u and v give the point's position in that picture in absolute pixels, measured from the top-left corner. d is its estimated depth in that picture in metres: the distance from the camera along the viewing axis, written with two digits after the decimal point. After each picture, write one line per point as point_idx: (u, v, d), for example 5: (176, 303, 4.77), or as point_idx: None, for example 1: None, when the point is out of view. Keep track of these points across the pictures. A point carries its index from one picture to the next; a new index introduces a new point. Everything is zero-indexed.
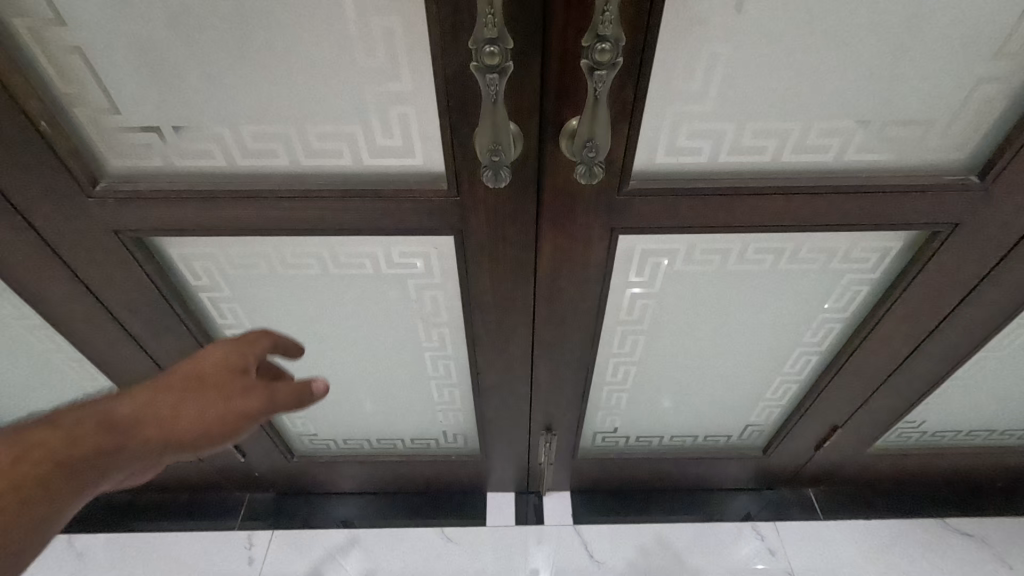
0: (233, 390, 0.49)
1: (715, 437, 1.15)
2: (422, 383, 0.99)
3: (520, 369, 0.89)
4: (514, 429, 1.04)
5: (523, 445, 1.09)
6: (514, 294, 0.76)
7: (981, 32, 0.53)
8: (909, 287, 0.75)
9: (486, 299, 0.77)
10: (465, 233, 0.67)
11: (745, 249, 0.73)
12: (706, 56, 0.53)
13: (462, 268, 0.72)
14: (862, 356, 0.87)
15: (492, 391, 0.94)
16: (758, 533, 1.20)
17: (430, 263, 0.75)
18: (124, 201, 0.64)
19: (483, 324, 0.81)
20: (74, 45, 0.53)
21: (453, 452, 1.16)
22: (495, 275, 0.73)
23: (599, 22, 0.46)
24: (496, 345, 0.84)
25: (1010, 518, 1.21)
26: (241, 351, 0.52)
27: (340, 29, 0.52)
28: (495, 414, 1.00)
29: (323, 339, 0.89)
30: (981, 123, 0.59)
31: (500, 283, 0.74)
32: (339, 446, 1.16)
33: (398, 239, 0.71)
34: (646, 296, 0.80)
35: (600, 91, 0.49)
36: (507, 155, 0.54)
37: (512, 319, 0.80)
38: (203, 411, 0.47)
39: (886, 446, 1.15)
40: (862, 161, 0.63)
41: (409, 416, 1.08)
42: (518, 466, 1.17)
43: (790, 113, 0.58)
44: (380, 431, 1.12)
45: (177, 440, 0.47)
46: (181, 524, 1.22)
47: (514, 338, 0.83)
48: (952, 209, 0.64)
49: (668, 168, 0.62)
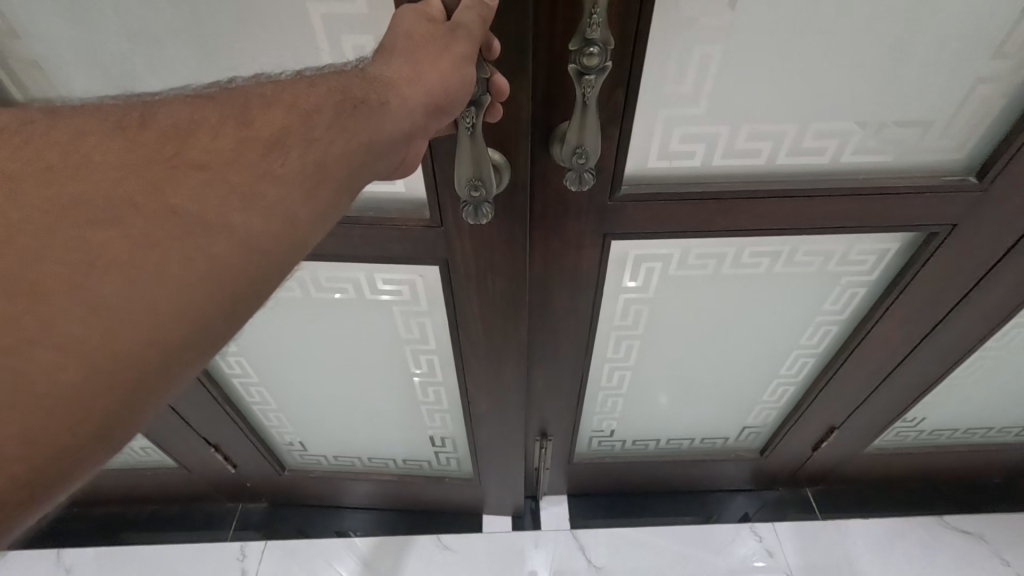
0: (436, 45, 0.37)
1: (712, 439, 1.14)
2: (412, 410, 0.98)
3: (514, 390, 0.87)
4: (507, 452, 1.02)
5: (519, 465, 1.07)
6: (505, 320, 0.74)
7: (981, 30, 0.51)
8: (908, 287, 0.74)
9: (474, 326, 0.75)
10: (451, 262, 0.66)
11: (739, 253, 0.72)
12: (699, 58, 0.52)
13: (449, 295, 0.71)
14: (859, 357, 0.86)
15: (480, 417, 0.93)
16: (756, 534, 1.20)
17: (416, 291, 0.73)
18: None
19: (474, 352, 0.79)
20: (32, 59, 0.50)
21: (446, 473, 1.15)
22: (484, 301, 0.71)
23: (587, 25, 0.44)
24: (488, 370, 0.82)
25: (1007, 513, 1.21)
26: (414, 4, 0.40)
27: (314, 58, 0.51)
28: (487, 439, 0.98)
29: (312, 357, 0.87)
30: (980, 122, 0.58)
31: (490, 309, 0.72)
32: (330, 462, 1.15)
33: (381, 266, 0.70)
34: (640, 301, 0.79)
35: (588, 96, 0.47)
36: (490, 189, 0.52)
37: (502, 344, 0.78)
38: (413, 67, 0.36)
39: (883, 445, 1.15)
40: (861, 162, 0.61)
41: (401, 438, 1.06)
42: (514, 488, 1.15)
43: (784, 115, 0.57)
44: (372, 450, 1.11)
45: (414, 120, 0.36)
46: (171, 536, 1.20)
47: (507, 364, 0.81)
48: (950, 209, 0.63)
49: (661, 172, 0.61)
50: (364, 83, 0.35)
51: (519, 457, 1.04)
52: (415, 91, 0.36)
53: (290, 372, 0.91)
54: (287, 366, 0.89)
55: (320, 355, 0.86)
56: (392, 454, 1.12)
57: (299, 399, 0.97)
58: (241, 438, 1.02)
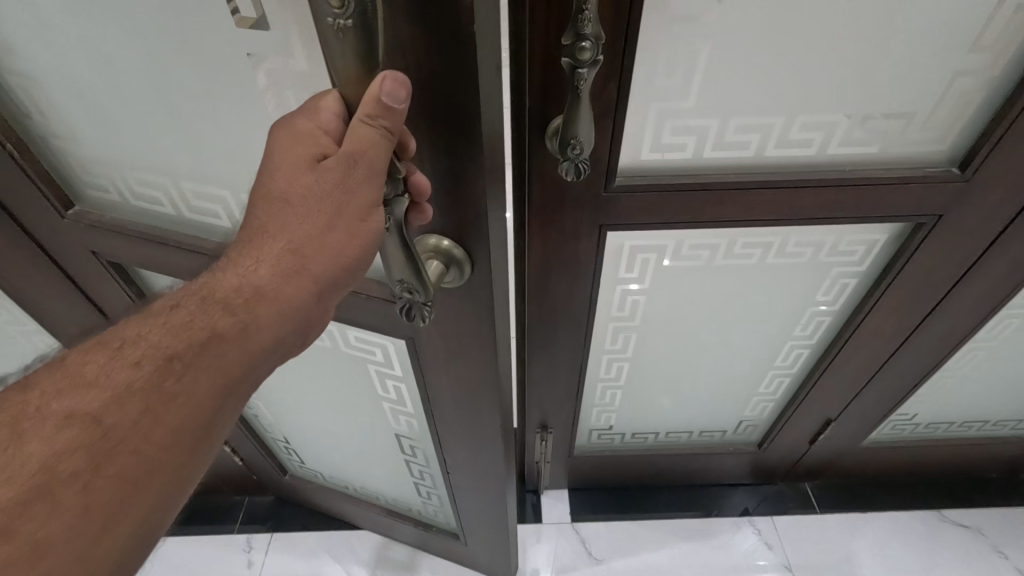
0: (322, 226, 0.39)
1: (710, 432, 1.15)
2: (397, 457, 0.98)
3: (499, 473, 0.81)
4: (496, 526, 0.95)
5: (507, 548, 1.01)
6: (481, 397, 0.69)
7: (956, 27, 0.54)
8: (896, 278, 0.76)
9: (446, 399, 0.72)
10: (416, 339, 0.64)
11: (732, 244, 0.74)
12: (687, 54, 0.55)
13: (420, 370, 0.69)
14: (850, 349, 0.88)
15: (461, 487, 0.90)
16: (755, 528, 1.21)
17: (389, 355, 0.74)
18: (92, 229, 0.63)
19: (453, 420, 0.75)
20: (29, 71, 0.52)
21: (433, 523, 1.10)
22: (456, 381, 0.68)
23: (578, 21, 0.47)
24: (467, 450, 0.80)
25: (1006, 506, 1.22)
26: (312, 118, 0.38)
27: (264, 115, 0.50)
28: (470, 503, 0.92)
29: (304, 383, 0.88)
30: (961, 114, 0.60)
31: (458, 387, 0.68)
32: (325, 478, 1.15)
33: (354, 327, 0.71)
34: (638, 293, 0.81)
35: (581, 89, 0.50)
36: (423, 292, 0.47)
37: (481, 423, 0.73)
38: (286, 270, 0.39)
39: (879, 438, 1.16)
40: (848, 153, 0.63)
41: (392, 479, 1.05)
42: (504, 561, 1.06)
43: (770, 110, 0.59)
44: (362, 482, 1.11)
45: (290, 327, 0.40)
46: (177, 528, 1.22)
47: (488, 446, 0.76)
48: (936, 200, 0.65)
49: (654, 165, 0.63)
50: (224, 307, 0.38)
51: (507, 533, 0.95)
52: (285, 301, 0.39)
53: (286, 393, 0.92)
54: (284, 385, 0.91)
55: (313, 382, 0.88)
56: (382, 491, 1.10)
57: (294, 418, 0.98)
58: (244, 441, 1.04)
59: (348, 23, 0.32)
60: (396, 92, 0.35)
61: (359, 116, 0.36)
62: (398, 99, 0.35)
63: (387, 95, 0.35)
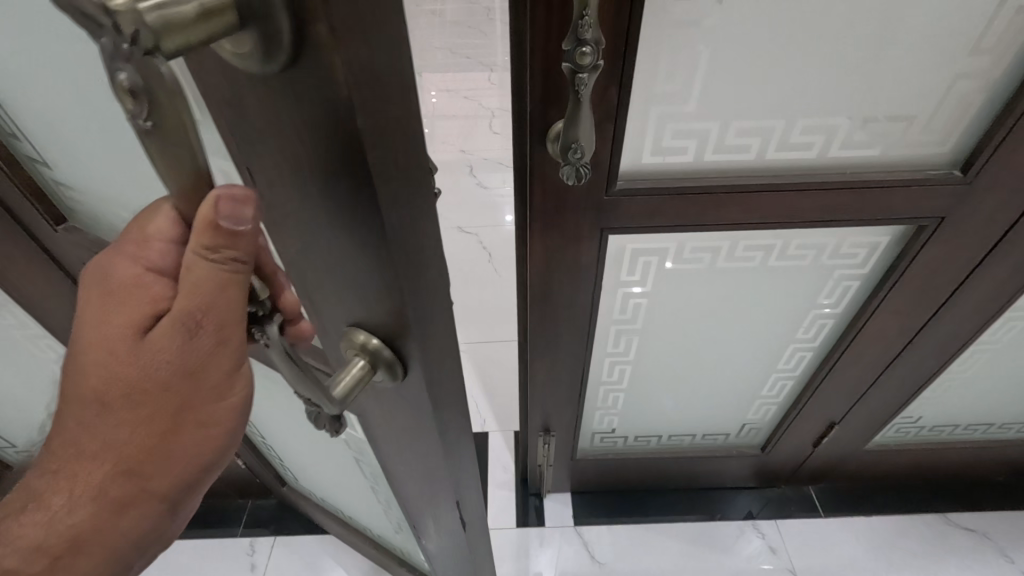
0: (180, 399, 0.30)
1: (714, 434, 1.15)
2: (373, 504, 0.89)
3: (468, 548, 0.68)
4: None
5: None
6: (432, 488, 0.54)
7: (956, 30, 0.54)
8: (899, 279, 0.75)
9: (398, 478, 0.59)
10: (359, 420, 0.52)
11: (734, 247, 0.74)
12: (688, 57, 0.55)
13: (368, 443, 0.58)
14: (854, 352, 0.88)
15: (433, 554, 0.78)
16: (759, 531, 1.21)
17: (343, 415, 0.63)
18: (82, 248, 0.58)
19: (408, 498, 0.62)
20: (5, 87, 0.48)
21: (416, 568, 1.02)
22: (403, 467, 0.54)
23: (578, 26, 0.47)
24: (428, 526, 0.66)
25: (1011, 509, 1.22)
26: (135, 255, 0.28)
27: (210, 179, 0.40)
28: (440, 565, 0.81)
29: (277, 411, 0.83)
30: (962, 117, 0.60)
31: (408, 472, 0.55)
32: (319, 502, 1.12)
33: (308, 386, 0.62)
34: (640, 296, 0.81)
35: (582, 93, 0.50)
36: (322, 407, 0.35)
37: (435, 509, 0.59)
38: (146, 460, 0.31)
39: (883, 441, 1.16)
40: (849, 156, 0.63)
41: (374, 520, 0.98)
42: None
43: (770, 113, 0.60)
44: (350, 511, 1.06)
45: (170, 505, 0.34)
46: (181, 532, 1.22)
47: (446, 528, 0.63)
48: (938, 202, 0.65)
49: (655, 168, 0.63)
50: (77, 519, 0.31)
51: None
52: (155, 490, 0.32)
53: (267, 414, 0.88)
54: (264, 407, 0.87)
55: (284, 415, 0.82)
56: (368, 526, 1.05)
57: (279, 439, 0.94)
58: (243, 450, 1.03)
59: (150, 125, 0.20)
60: (239, 213, 0.25)
61: (193, 249, 0.25)
62: (240, 219, 0.25)
63: (225, 222, 0.25)
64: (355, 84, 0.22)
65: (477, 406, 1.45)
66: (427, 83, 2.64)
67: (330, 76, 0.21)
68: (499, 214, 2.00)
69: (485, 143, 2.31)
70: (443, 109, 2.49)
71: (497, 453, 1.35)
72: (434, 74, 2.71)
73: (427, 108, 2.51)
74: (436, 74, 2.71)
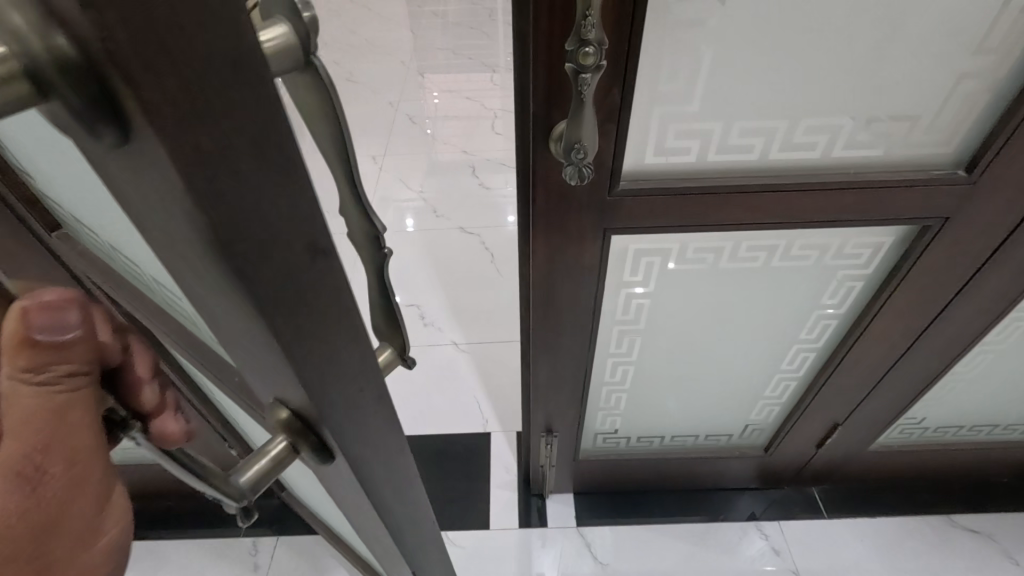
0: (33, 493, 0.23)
1: (716, 435, 1.15)
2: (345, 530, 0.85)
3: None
4: None
5: None
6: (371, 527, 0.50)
7: (960, 30, 0.54)
8: (903, 280, 0.75)
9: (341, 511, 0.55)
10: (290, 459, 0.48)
11: (737, 247, 0.74)
12: (691, 58, 0.55)
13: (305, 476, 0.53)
14: (857, 353, 0.88)
15: None
16: (762, 533, 1.20)
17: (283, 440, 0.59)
18: None
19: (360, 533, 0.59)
20: None
21: None
22: (341, 504, 0.50)
23: (581, 27, 0.47)
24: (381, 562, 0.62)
25: (1015, 511, 1.21)
26: None
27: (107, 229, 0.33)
28: None
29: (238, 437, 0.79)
30: (965, 118, 0.60)
31: (346, 509, 0.51)
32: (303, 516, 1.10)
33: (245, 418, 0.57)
34: (642, 296, 0.81)
35: (585, 93, 0.50)
36: (224, 502, 0.31)
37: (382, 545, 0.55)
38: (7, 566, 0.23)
39: (887, 443, 1.15)
40: (852, 156, 0.63)
41: (349, 545, 0.95)
42: None
43: (774, 113, 0.59)
44: (328, 531, 1.03)
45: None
46: (185, 531, 1.22)
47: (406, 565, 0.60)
48: (942, 203, 0.65)
49: (659, 168, 0.63)
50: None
51: None
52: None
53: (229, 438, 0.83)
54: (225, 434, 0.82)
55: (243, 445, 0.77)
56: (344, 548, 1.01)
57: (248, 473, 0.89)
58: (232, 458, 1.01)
59: None
60: (58, 320, 0.23)
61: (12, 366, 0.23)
62: (65, 323, 0.24)
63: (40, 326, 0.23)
64: (188, 167, 0.18)
65: (479, 406, 1.45)
66: (428, 84, 2.65)
67: (153, 157, 0.17)
68: (501, 214, 2.00)
69: (486, 144, 2.31)
70: (445, 110, 2.50)
71: (498, 454, 1.35)
72: (435, 75, 2.72)
73: (428, 108, 2.51)
74: (438, 74, 2.72)
